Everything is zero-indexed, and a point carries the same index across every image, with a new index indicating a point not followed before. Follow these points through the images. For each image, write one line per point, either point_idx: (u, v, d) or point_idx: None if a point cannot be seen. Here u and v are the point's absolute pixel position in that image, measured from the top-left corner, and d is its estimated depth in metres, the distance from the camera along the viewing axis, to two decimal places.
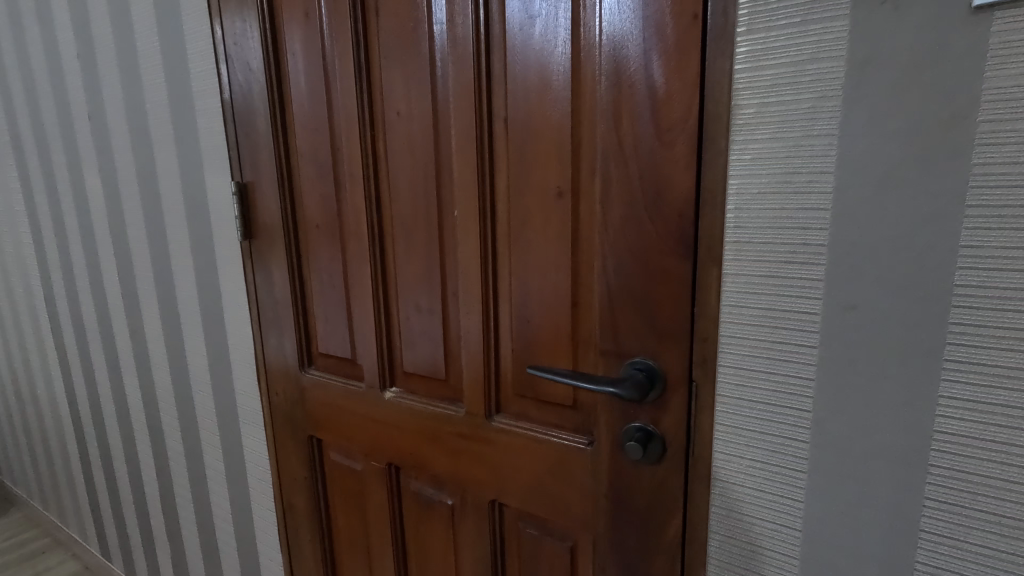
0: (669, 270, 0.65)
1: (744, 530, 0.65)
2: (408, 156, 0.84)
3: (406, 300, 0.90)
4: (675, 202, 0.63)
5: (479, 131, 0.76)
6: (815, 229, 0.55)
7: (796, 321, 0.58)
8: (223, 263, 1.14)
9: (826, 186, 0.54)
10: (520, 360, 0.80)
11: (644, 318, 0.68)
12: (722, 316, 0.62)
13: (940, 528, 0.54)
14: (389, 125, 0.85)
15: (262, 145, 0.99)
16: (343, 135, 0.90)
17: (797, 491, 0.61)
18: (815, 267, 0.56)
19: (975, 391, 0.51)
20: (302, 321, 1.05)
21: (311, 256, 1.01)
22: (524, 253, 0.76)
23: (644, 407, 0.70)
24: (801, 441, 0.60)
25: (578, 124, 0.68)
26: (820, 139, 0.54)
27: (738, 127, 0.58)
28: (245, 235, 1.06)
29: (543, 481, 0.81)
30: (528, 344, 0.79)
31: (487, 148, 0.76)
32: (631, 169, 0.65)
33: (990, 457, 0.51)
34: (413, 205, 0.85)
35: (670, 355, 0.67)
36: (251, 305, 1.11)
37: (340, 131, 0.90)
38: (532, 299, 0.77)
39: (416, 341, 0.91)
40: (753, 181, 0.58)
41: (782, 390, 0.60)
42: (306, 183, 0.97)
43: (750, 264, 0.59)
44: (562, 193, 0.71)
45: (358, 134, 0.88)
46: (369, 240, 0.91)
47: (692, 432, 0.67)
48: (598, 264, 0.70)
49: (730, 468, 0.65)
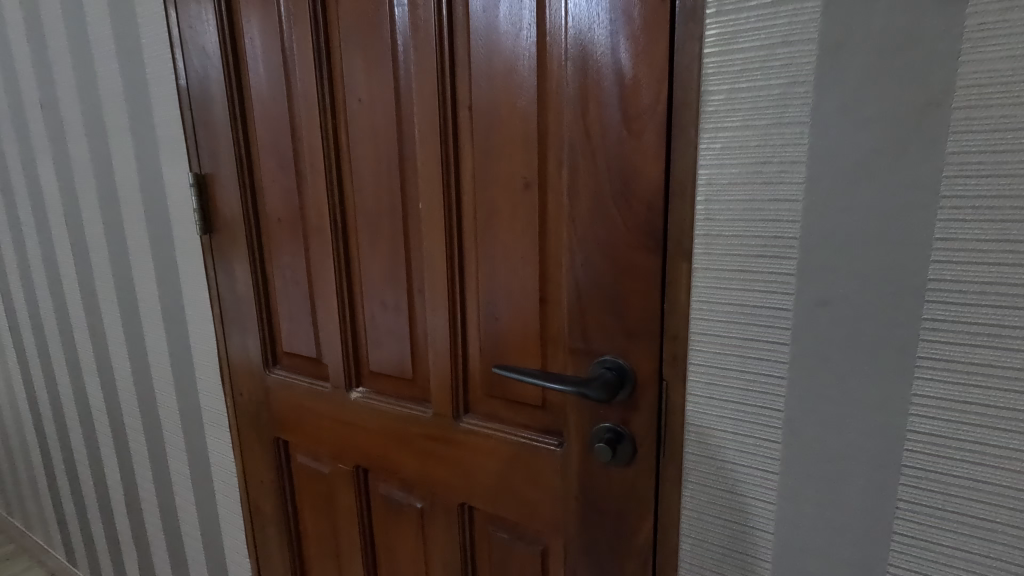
0: (639, 265, 0.62)
1: (717, 532, 0.63)
2: (371, 145, 0.80)
3: (371, 297, 0.87)
4: (644, 193, 0.60)
5: (442, 119, 0.72)
6: (785, 222, 0.53)
7: (767, 318, 0.56)
8: (183, 258, 1.09)
9: (797, 176, 0.52)
10: (489, 360, 0.77)
11: (612, 316, 0.65)
12: (692, 312, 0.60)
13: (913, 530, 0.53)
14: (350, 113, 0.81)
15: (220, 134, 0.94)
16: (303, 123, 0.86)
17: (769, 493, 0.59)
18: (786, 262, 0.54)
19: (948, 389, 0.49)
20: (265, 319, 1.01)
21: (273, 250, 0.97)
22: (492, 248, 0.73)
23: (614, 407, 0.67)
24: (773, 441, 0.58)
25: (545, 111, 0.65)
26: (791, 127, 0.51)
27: (707, 115, 0.55)
28: (205, 229, 1.01)
29: (513, 483, 0.78)
30: (495, 343, 0.76)
31: (453, 138, 0.72)
32: (598, 158, 0.62)
33: (963, 456, 0.49)
34: (376, 197, 0.82)
35: (640, 353, 0.64)
36: (212, 302, 1.06)
37: (300, 121, 0.86)
38: (500, 295, 0.73)
39: (382, 340, 0.87)
40: (724, 171, 0.55)
41: (753, 390, 0.58)
42: (267, 174, 0.93)
43: (721, 258, 0.57)
44: (528, 183, 0.68)
45: (318, 123, 0.84)
46: (331, 234, 0.87)
47: (663, 432, 0.65)
48: (564, 258, 0.67)
49: (702, 470, 0.63)
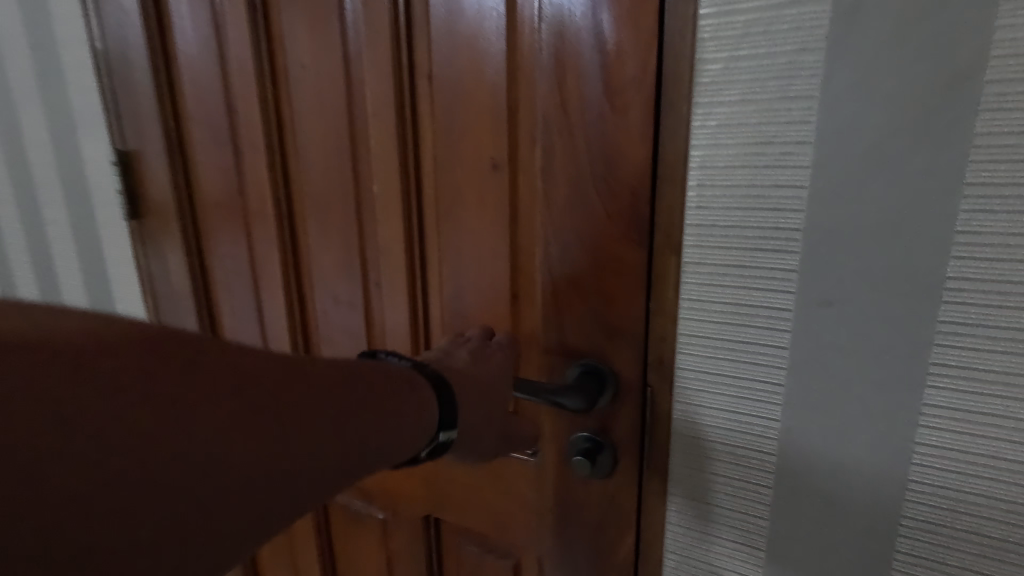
0: (622, 258, 0.55)
1: (704, 548, 0.58)
2: (317, 118, 0.70)
3: (322, 291, 0.77)
4: (628, 177, 0.53)
5: (398, 91, 0.63)
6: (788, 211, 0.47)
7: (765, 319, 0.50)
8: (110, 246, 0.97)
9: (803, 159, 0.45)
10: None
11: (592, 315, 0.58)
12: (680, 311, 0.54)
13: (917, 549, 0.49)
14: (292, 82, 0.71)
15: (145, 105, 0.82)
16: (239, 93, 0.75)
17: (762, 508, 0.54)
18: (787, 256, 0.48)
19: (963, 399, 0.44)
20: (206, 314, 0.90)
21: (211, 238, 0.86)
22: (457, 236, 0.64)
23: (594, 414, 0.61)
24: (767, 453, 0.53)
25: (516, 82, 0.57)
26: (799, 102, 0.45)
27: (702, 87, 0.48)
28: (132, 214, 0.89)
29: (483, 493, 0.72)
30: None
31: (411, 111, 0.64)
32: (576, 136, 0.54)
33: (975, 471, 0.45)
34: (324, 179, 0.72)
35: (622, 355, 0.58)
36: (145, 295, 0.95)
37: (235, 91, 0.75)
38: (467, 290, 0.66)
39: (337, 339, 0.79)
40: (720, 152, 0.48)
41: (747, 398, 0.52)
42: (200, 151, 0.82)
43: (716, 251, 0.50)
44: (497, 164, 0.60)
45: (254, 93, 0.73)
46: (275, 220, 0.77)
47: (648, 442, 0.59)
48: (537, 249, 0.60)
49: (689, 483, 0.57)
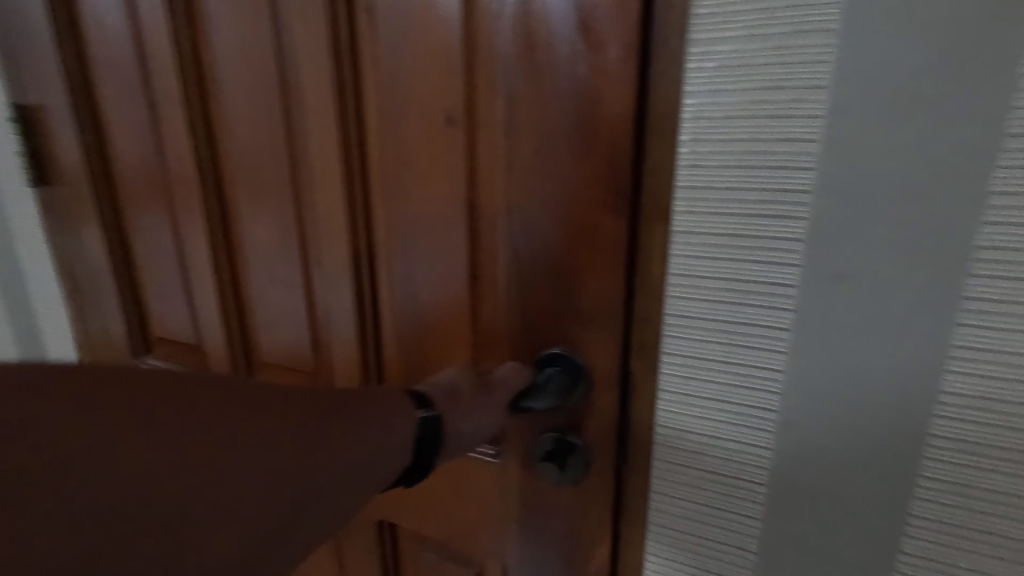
0: (597, 230, 0.47)
1: (686, 554, 0.52)
2: (242, 66, 0.59)
3: (257, 270, 0.67)
4: (605, 131, 0.44)
5: (332, 31, 0.53)
6: (796, 169, 0.39)
7: (764, 297, 0.43)
8: (20, 219, 0.84)
9: (816, 105, 0.38)
10: (408, 352, 0.61)
11: (562, 299, 0.50)
12: (668, 288, 0.46)
13: (929, 556, 0.43)
14: (212, 19, 0.60)
15: (43, 50, 0.70)
16: (150, 35, 0.64)
17: (755, 511, 0.48)
18: (793, 223, 0.40)
19: (990, 388, 0.38)
20: (132, 296, 0.80)
21: (130, 208, 0.74)
22: (408, 206, 0.55)
23: (563, 408, 0.53)
24: (762, 451, 0.46)
25: (473, 15, 0.47)
26: (813, 34, 0.37)
27: (697, 19, 0.40)
28: (42, 182, 0.77)
29: (445, 501, 0.64)
30: (413, 332, 0.60)
31: (349, 56, 0.54)
32: (543, 84, 0.46)
33: (998, 470, 0.39)
34: (254, 140, 0.62)
35: (598, 344, 0.50)
36: (62, 276, 0.83)
37: (146, 32, 0.64)
38: (419, 271, 0.57)
39: (275, 324, 0.69)
40: (716, 97, 0.40)
41: (742, 388, 0.45)
42: (111, 106, 0.70)
43: (710, 220, 0.43)
44: (451, 118, 0.50)
45: (166, 36, 0.62)
46: (198, 187, 0.67)
47: (627, 437, 0.52)
48: (499, 220, 0.51)
49: (671, 483, 0.51)
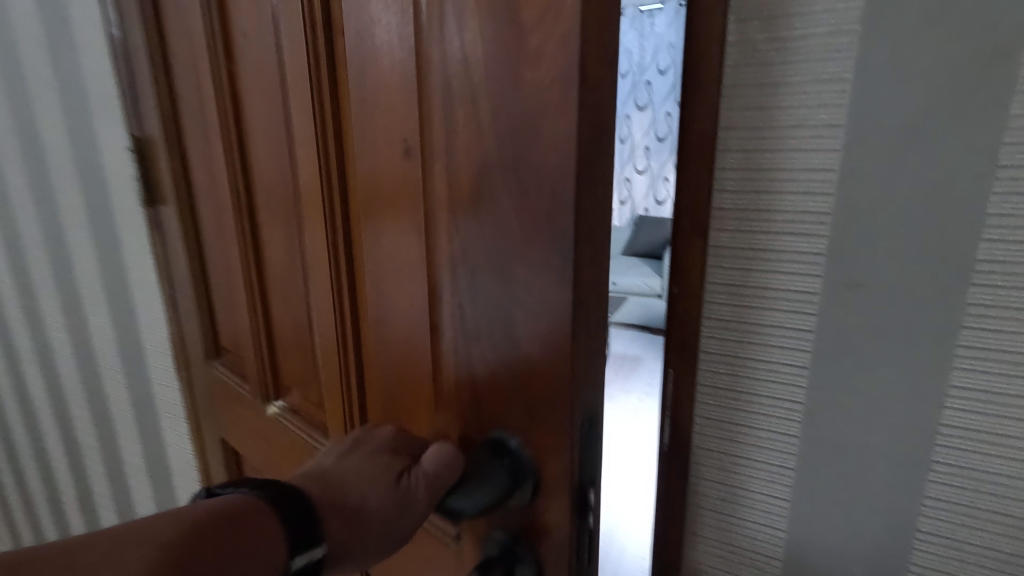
0: (551, 300, 0.36)
1: (722, 528, 0.59)
2: (257, 95, 0.58)
3: (277, 299, 0.67)
4: (546, 171, 0.34)
5: (310, 53, 0.48)
6: (816, 194, 0.47)
7: (790, 301, 0.50)
8: (129, 234, 0.94)
9: (833, 142, 0.46)
10: (380, 415, 0.52)
11: (516, 385, 0.40)
12: (705, 293, 0.53)
13: (941, 528, 0.49)
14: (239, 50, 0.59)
15: (148, 88, 0.78)
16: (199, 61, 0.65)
17: (783, 489, 0.55)
18: (814, 239, 0.48)
19: (988, 379, 0.45)
20: (206, 307, 0.86)
21: (202, 226, 0.80)
22: (371, 247, 0.47)
23: (520, 512, 0.43)
24: (789, 436, 0.53)
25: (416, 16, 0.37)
26: (830, 84, 0.45)
27: (731, 69, 0.48)
28: (150, 201, 0.87)
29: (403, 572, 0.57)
30: (389, 402, 0.51)
31: (324, 71, 0.47)
32: (483, 110, 0.36)
33: (996, 450, 0.46)
34: (271, 169, 0.60)
35: (549, 446, 0.40)
36: (163, 285, 0.91)
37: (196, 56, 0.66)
38: (384, 334, 0.48)
39: (291, 353, 0.68)
40: (748, 134, 0.48)
41: (771, 380, 0.53)
42: (192, 133, 0.76)
43: (744, 236, 0.50)
44: (406, 145, 0.41)
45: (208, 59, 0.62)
46: (236, 213, 0.67)
47: (587, 544, 0.43)
48: (449, 274, 0.41)
49: (709, 464, 0.58)
